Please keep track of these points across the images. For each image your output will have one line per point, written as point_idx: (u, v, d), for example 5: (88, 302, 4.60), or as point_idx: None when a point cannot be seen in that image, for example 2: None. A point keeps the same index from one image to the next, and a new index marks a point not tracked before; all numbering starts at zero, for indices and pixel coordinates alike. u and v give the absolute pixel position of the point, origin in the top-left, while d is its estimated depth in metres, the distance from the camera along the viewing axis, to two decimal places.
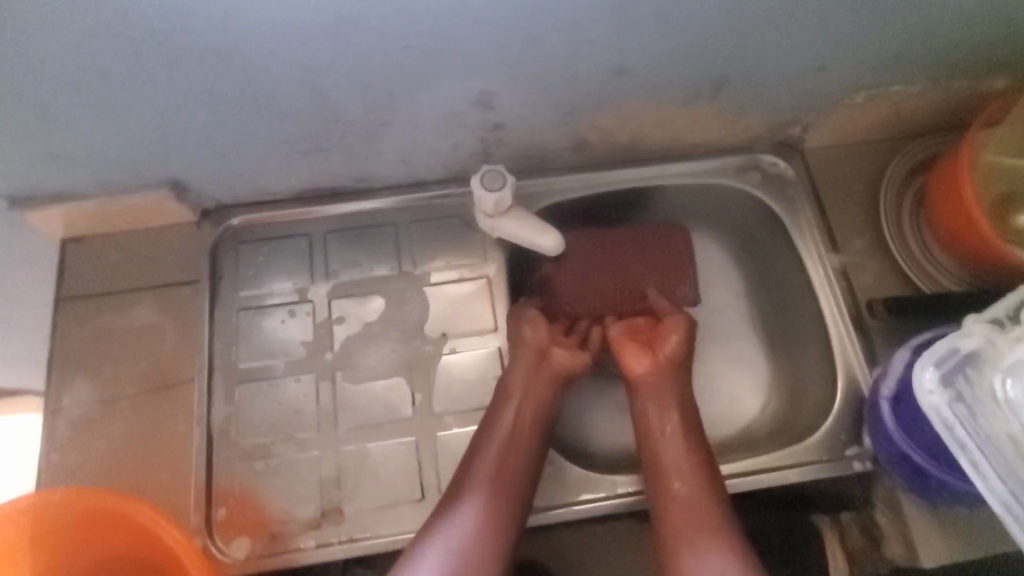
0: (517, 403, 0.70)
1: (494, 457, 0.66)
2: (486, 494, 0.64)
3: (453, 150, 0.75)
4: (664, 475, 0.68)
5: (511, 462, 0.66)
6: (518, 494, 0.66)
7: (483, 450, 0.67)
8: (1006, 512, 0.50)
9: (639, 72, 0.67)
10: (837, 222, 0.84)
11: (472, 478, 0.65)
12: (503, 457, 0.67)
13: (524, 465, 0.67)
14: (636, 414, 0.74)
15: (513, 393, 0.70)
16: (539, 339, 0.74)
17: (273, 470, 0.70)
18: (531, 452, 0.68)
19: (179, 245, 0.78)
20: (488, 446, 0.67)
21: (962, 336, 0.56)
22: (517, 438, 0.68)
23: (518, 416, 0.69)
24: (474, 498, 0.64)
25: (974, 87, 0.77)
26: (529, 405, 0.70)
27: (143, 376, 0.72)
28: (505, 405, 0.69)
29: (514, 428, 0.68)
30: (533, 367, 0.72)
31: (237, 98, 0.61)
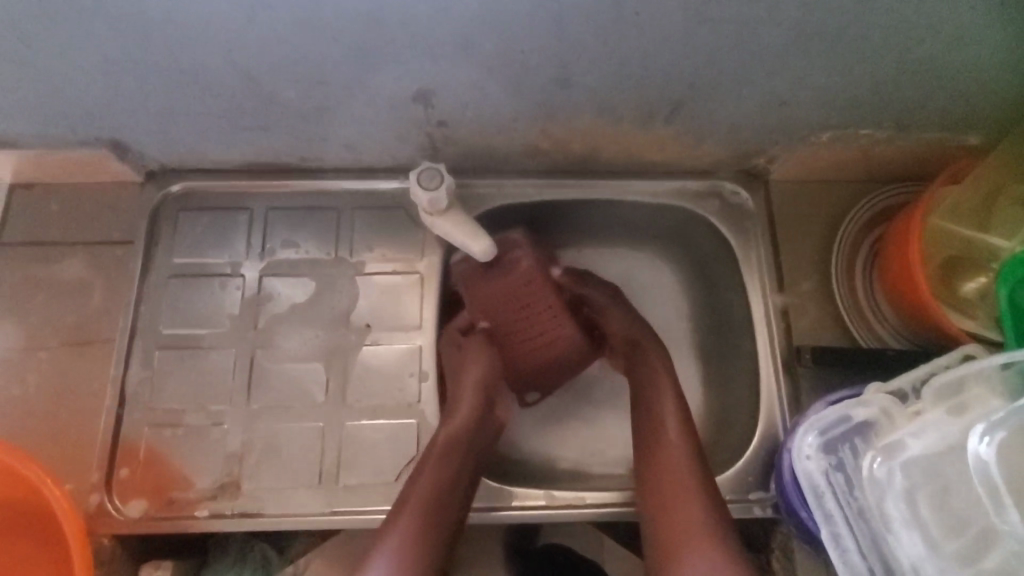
0: (456, 441, 0.70)
1: (422, 504, 0.65)
2: (418, 517, 0.64)
3: (398, 142, 0.74)
4: (659, 469, 0.68)
5: (446, 487, 0.67)
6: (452, 514, 0.66)
7: (418, 476, 0.67)
8: None
9: (583, 87, 0.65)
10: (788, 259, 0.80)
11: (398, 524, 0.64)
12: (433, 501, 0.66)
13: (451, 508, 0.66)
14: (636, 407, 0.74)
15: (451, 431, 0.70)
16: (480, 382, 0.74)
17: (179, 438, 0.71)
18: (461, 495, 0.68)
19: (122, 203, 0.79)
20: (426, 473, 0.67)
21: (856, 405, 0.54)
22: (447, 482, 0.67)
23: (452, 451, 0.69)
24: (400, 524, 0.64)
25: (945, 139, 0.74)
26: (466, 439, 0.70)
27: (70, 328, 0.74)
28: (443, 440, 0.69)
29: (450, 459, 0.68)
30: (474, 413, 0.72)
31: (162, 70, 0.61)
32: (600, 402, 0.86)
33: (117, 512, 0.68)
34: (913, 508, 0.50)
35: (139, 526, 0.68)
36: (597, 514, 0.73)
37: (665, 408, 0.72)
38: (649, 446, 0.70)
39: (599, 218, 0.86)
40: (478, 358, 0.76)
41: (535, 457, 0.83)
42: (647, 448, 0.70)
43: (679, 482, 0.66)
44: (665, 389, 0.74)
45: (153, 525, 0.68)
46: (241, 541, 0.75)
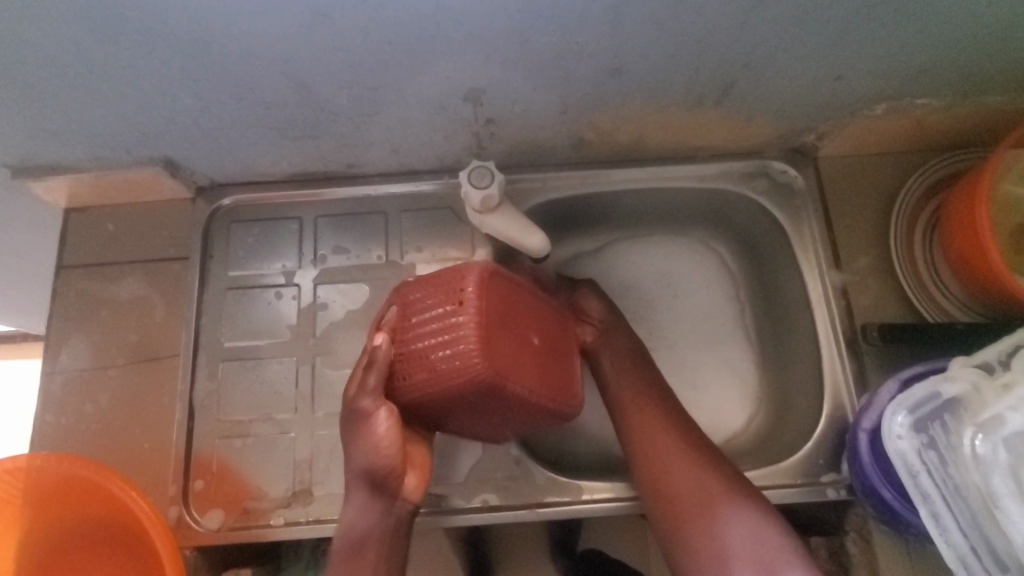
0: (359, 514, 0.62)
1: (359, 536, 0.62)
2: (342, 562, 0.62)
3: (444, 142, 0.74)
4: (657, 468, 0.68)
5: (366, 543, 0.62)
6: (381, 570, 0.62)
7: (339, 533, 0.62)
8: (959, 567, 0.51)
9: (636, 75, 0.64)
10: (843, 237, 0.79)
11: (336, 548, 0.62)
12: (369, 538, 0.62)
13: (387, 541, 0.62)
14: (609, 395, 0.76)
15: (358, 493, 0.62)
16: (390, 443, 0.58)
17: (249, 448, 0.72)
18: (392, 530, 0.62)
19: (175, 221, 0.80)
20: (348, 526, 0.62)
21: (945, 381, 0.52)
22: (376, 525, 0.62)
23: (369, 517, 0.61)
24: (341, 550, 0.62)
25: (1007, 104, 0.72)
26: (369, 519, 0.61)
27: (134, 347, 0.76)
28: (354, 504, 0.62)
29: (363, 514, 0.61)
30: (372, 499, 0.61)
31: (218, 85, 0.61)
32: None
33: (196, 525, 0.70)
34: (1019, 483, 0.47)
35: (219, 536, 0.69)
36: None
37: (632, 402, 0.73)
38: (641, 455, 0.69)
39: (645, 206, 0.86)
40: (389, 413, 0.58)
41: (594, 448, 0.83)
42: (647, 473, 0.68)
43: (677, 480, 0.66)
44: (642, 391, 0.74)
45: (233, 535, 0.69)
46: (312, 547, 0.77)
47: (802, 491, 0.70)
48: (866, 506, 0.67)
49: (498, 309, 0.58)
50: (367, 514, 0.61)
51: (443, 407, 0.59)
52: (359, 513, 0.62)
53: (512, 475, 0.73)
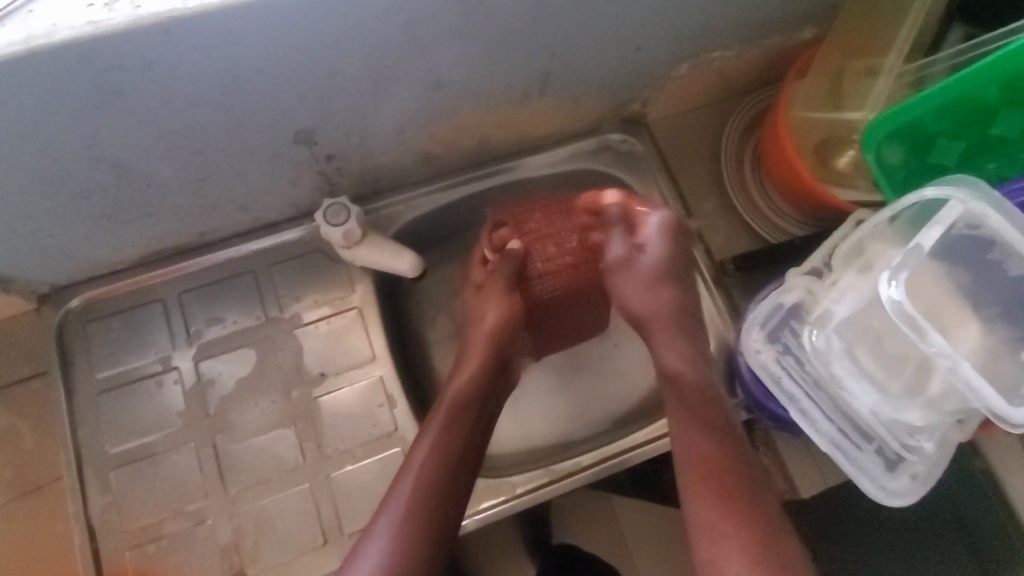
0: (443, 432, 0.65)
1: (422, 484, 0.62)
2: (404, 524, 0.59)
3: (292, 188, 0.73)
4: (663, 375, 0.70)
5: (442, 481, 0.62)
6: (444, 527, 0.61)
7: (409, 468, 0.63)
8: (833, 449, 0.57)
9: (455, 84, 0.67)
10: (688, 188, 0.86)
11: (388, 507, 0.61)
12: (431, 484, 0.62)
13: (456, 479, 0.64)
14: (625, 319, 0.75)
15: (431, 433, 0.65)
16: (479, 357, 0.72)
17: (166, 549, 0.68)
18: (463, 463, 0.65)
19: (22, 337, 0.74)
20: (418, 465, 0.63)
21: (784, 292, 0.60)
22: (444, 465, 0.63)
23: (439, 450, 0.64)
24: (394, 507, 0.61)
25: (785, 41, 0.82)
26: (469, 434, 0.66)
27: (10, 483, 0.69)
28: (430, 435, 0.65)
29: (438, 449, 0.64)
30: (456, 432, 0.66)
31: (25, 187, 0.58)
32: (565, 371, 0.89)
33: None
34: (858, 364, 0.56)
35: None
36: (594, 473, 0.76)
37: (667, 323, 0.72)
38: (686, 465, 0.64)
39: None
40: (495, 305, 0.75)
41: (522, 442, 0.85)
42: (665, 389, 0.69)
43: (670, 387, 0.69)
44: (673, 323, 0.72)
45: None
46: None
47: None
48: (764, 420, 0.74)
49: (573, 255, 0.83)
50: (446, 446, 0.64)
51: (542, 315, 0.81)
52: (436, 447, 0.64)
53: None
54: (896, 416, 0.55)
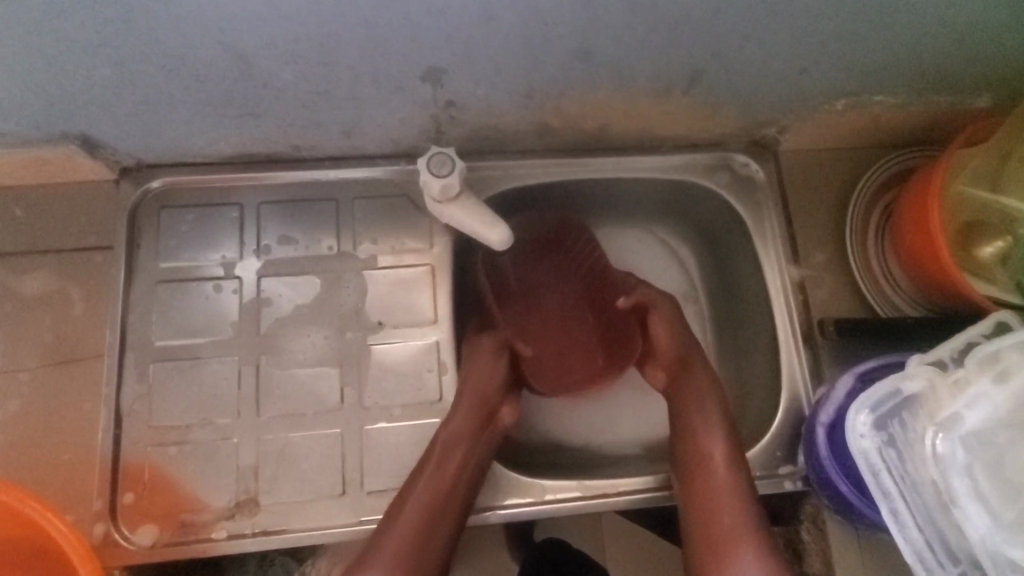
0: (435, 480, 0.64)
1: (434, 472, 0.64)
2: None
3: (400, 126, 0.69)
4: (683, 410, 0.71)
5: (439, 514, 0.63)
6: (439, 520, 0.63)
7: (402, 517, 0.62)
8: (915, 562, 0.51)
9: (605, 60, 0.61)
10: (801, 232, 0.80)
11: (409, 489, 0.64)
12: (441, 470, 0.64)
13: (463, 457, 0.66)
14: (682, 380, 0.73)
15: (438, 470, 0.64)
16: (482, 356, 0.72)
17: (186, 457, 0.66)
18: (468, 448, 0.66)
19: (95, 205, 0.72)
20: (413, 513, 0.62)
21: (905, 378, 0.52)
22: (447, 449, 0.65)
23: (440, 490, 0.63)
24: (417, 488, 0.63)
25: (955, 104, 0.74)
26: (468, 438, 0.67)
27: (49, 347, 0.68)
28: (427, 483, 0.63)
29: (438, 481, 0.63)
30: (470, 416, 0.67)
31: (143, 55, 0.54)
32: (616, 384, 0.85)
33: (126, 542, 0.63)
34: (972, 481, 0.49)
35: (152, 553, 0.63)
36: (631, 500, 0.71)
37: (694, 363, 0.73)
38: (694, 494, 0.66)
39: (608, 196, 0.84)
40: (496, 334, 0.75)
41: (555, 448, 0.81)
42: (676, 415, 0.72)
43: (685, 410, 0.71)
44: (695, 366, 0.73)
45: (168, 552, 0.63)
46: (259, 558, 0.73)
47: (762, 484, 0.71)
48: (821, 497, 0.69)
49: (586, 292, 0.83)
50: (445, 492, 0.63)
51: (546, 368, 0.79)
52: (436, 495, 0.63)
53: None
54: (1007, 553, 0.47)
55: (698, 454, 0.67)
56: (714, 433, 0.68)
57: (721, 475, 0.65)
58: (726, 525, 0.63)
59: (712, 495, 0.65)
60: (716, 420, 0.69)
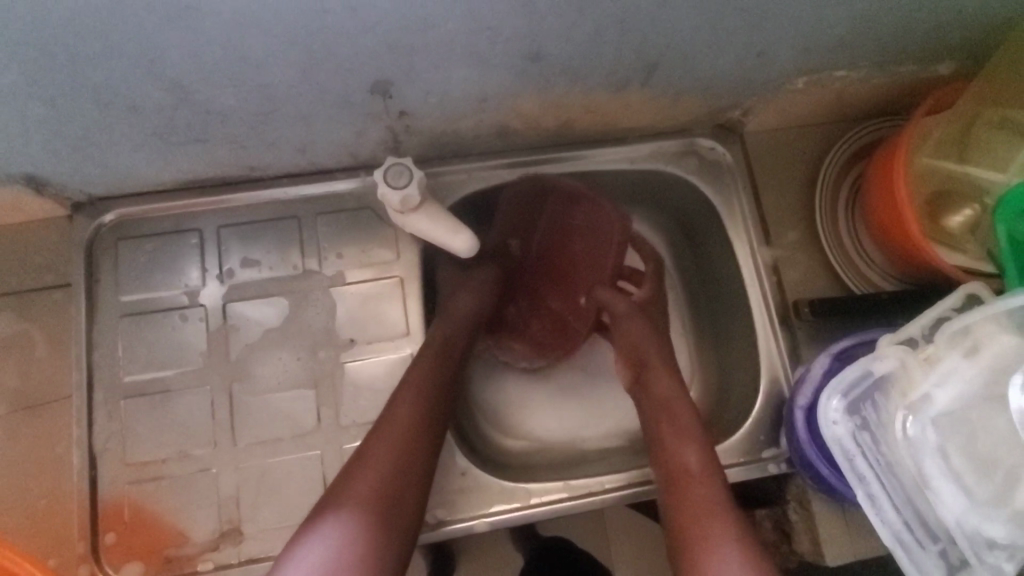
0: (398, 423, 0.62)
1: (415, 396, 0.64)
2: (364, 527, 0.55)
3: (355, 139, 0.68)
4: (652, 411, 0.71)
5: (413, 452, 0.61)
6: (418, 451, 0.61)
7: (373, 458, 0.59)
8: (895, 544, 0.51)
9: (555, 59, 0.60)
10: (772, 212, 0.79)
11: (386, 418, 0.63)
12: (422, 394, 0.65)
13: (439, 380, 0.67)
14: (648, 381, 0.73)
15: (409, 406, 0.64)
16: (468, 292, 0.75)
17: (166, 491, 0.65)
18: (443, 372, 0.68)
19: (49, 243, 0.70)
20: (375, 463, 0.59)
21: (876, 359, 0.52)
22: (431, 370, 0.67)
23: (410, 433, 0.62)
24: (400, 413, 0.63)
25: (918, 73, 0.73)
26: (454, 357, 0.69)
27: (15, 392, 0.67)
28: (390, 428, 0.62)
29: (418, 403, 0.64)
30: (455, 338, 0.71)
31: (73, 91, 0.52)
32: (598, 378, 0.84)
33: None
34: (945, 461, 0.48)
35: None
36: (619, 496, 0.71)
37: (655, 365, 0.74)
38: (673, 498, 0.62)
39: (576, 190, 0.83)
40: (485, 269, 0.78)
41: (541, 448, 0.80)
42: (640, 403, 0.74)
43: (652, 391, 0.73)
44: (659, 366, 0.74)
45: None
46: None
47: (747, 468, 0.71)
48: (805, 479, 0.69)
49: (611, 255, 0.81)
50: (418, 428, 0.62)
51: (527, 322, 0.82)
52: (407, 430, 0.62)
53: (457, 486, 0.69)
54: (981, 530, 0.47)
55: (664, 446, 0.67)
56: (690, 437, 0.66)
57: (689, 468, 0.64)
58: (695, 513, 0.60)
59: (688, 497, 0.61)
60: (688, 423, 0.68)
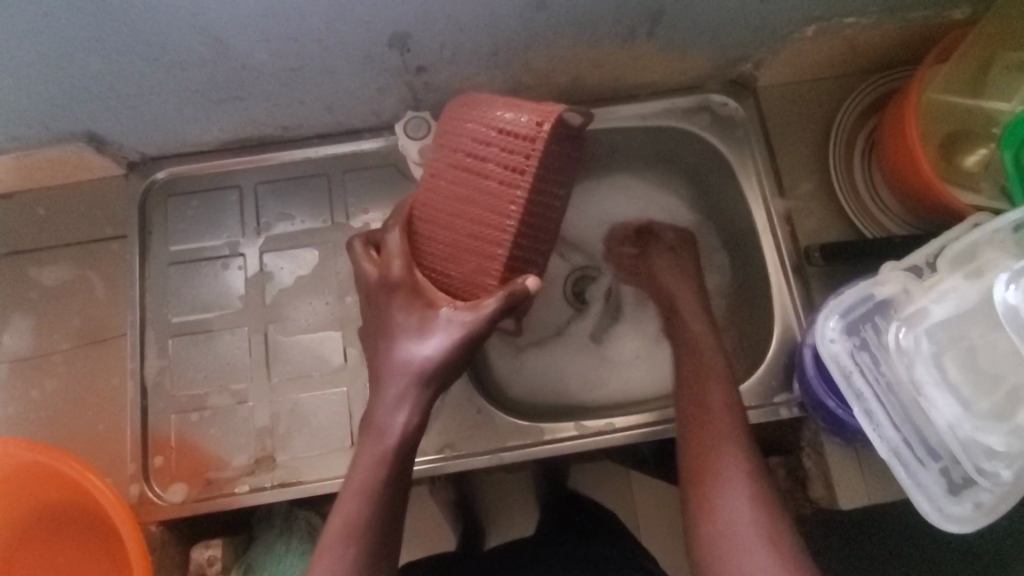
0: (380, 436, 0.56)
1: (400, 397, 0.56)
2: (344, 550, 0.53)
3: (378, 96, 0.73)
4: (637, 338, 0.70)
5: (383, 471, 0.56)
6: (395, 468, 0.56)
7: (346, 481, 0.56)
8: (893, 457, 0.52)
9: (561, 8, 0.63)
10: (786, 166, 0.80)
11: (371, 424, 0.57)
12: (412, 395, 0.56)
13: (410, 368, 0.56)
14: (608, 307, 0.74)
15: (379, 417, 0.57)
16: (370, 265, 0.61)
17: (208, 420, 0.71)
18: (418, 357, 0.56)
19: (109, 199, 0.78)
20: (349, 486, 0.56)
21: (877, 283, 0.54)
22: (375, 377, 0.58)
23: (397, 439, 0.56)
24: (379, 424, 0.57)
25: (931, 19, 0.73)
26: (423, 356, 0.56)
27: (79, 330, 0.75)
28: (371, 442, 0.56)
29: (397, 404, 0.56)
30: (408, 309, 0.57)
31: (128, 47, 0.59)
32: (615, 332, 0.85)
33: (160, 499, 0.69)
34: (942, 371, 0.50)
35: (183, 508, 0.69)
36: (609, 440, 0.73)
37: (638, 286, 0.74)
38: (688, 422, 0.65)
39: (592, 148, 0.84)
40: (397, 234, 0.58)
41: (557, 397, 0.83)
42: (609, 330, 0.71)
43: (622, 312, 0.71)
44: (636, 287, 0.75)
45: (198, 506, 0.69)
46: (284, 513, 0.77)
47: (755, 412, 0.71)
48: (817, 421, 0.69)
49: (553, 165, 0.55)
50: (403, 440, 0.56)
51: (451, 254, 0.57)
52: (395, 438, 0.56)
53: (472, 423, 0.73)
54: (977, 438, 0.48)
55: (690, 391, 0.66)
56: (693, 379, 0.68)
57: (715, 420, 0.64)
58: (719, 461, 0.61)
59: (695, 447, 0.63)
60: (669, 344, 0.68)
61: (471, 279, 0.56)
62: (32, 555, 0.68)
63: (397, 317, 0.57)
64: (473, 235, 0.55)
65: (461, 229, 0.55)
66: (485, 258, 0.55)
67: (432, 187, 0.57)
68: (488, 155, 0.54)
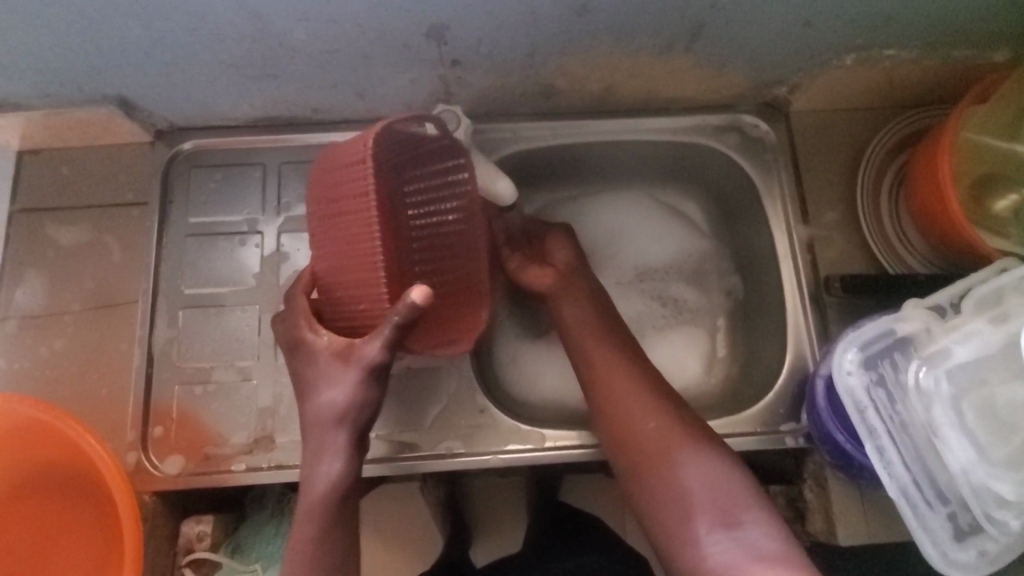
0: (313, 481, 0.55)
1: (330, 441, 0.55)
2: None
3: (411, 86, 0.72)
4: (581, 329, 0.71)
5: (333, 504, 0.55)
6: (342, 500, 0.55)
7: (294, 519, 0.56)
8: (901, 498, 0.51)
9: (603, 14, 0.63)
10: (812, 193, 0.79)
11: (307, 464, 0.56)
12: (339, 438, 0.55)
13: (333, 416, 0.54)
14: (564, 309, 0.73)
15: (313, 454, 0.55)
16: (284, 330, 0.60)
17: (210, 395, 0.71)
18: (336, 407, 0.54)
19: (133, 165, 0.78)
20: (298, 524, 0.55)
21: (900, 319, 0.53)
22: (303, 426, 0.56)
23: (335, 477, 0.54)
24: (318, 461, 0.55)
25: (972, 59, 0.73)
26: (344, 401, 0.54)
27: (91, 293, 0.75)
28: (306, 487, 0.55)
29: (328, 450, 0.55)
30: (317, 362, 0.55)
31: (170, 14, 0.59)
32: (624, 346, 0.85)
33: (156, 469, 0.69)
34: (960, 415, 0.49)
35: (178, 480, 0.69)
36: None
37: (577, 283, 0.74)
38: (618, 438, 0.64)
39: (617, 158, 0.84)
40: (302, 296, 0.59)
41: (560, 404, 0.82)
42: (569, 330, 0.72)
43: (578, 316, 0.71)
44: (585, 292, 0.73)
45: (192, 480, 0.69)
46: (278, 495, 0.77)
47: (760, 438, 0.71)
48: (822, 453, 0.68)
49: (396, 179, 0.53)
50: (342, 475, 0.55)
51: (352, 299, 0.55)
52: (329, 479, 0.54)
53: (474, 423, 0.73)
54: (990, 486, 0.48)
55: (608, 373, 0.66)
56: (635, 392, 0.64)
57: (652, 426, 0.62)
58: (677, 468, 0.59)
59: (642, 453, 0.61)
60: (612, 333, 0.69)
61: (371, 309, 0.54)
62: (23, 515, 0.67)
63: (310, 374, 0.55)
64: (361, 275, 0.53)
65: (347, 270, 0.54)
66: (371, 289, 0.53)
67: (317, 249, 0.56)
68: (343, 191, 0.52)
